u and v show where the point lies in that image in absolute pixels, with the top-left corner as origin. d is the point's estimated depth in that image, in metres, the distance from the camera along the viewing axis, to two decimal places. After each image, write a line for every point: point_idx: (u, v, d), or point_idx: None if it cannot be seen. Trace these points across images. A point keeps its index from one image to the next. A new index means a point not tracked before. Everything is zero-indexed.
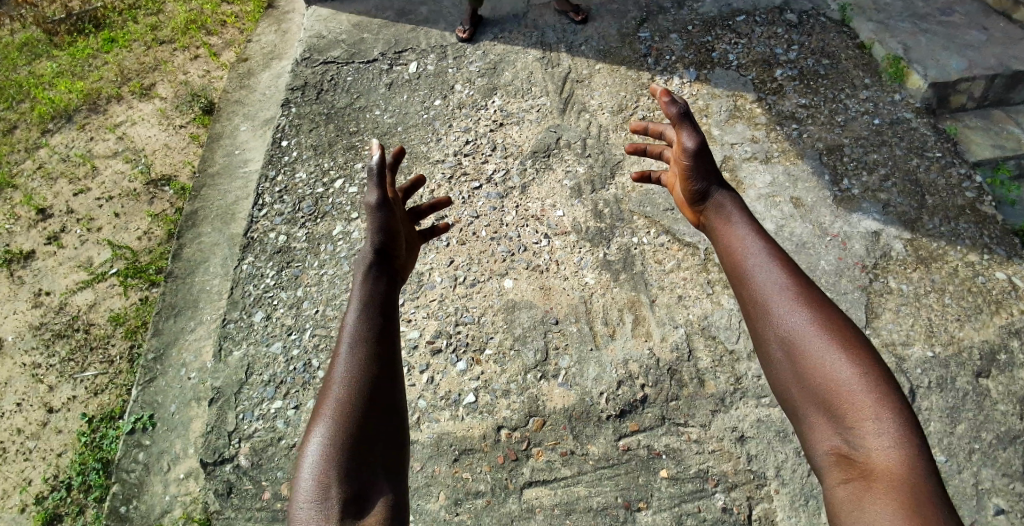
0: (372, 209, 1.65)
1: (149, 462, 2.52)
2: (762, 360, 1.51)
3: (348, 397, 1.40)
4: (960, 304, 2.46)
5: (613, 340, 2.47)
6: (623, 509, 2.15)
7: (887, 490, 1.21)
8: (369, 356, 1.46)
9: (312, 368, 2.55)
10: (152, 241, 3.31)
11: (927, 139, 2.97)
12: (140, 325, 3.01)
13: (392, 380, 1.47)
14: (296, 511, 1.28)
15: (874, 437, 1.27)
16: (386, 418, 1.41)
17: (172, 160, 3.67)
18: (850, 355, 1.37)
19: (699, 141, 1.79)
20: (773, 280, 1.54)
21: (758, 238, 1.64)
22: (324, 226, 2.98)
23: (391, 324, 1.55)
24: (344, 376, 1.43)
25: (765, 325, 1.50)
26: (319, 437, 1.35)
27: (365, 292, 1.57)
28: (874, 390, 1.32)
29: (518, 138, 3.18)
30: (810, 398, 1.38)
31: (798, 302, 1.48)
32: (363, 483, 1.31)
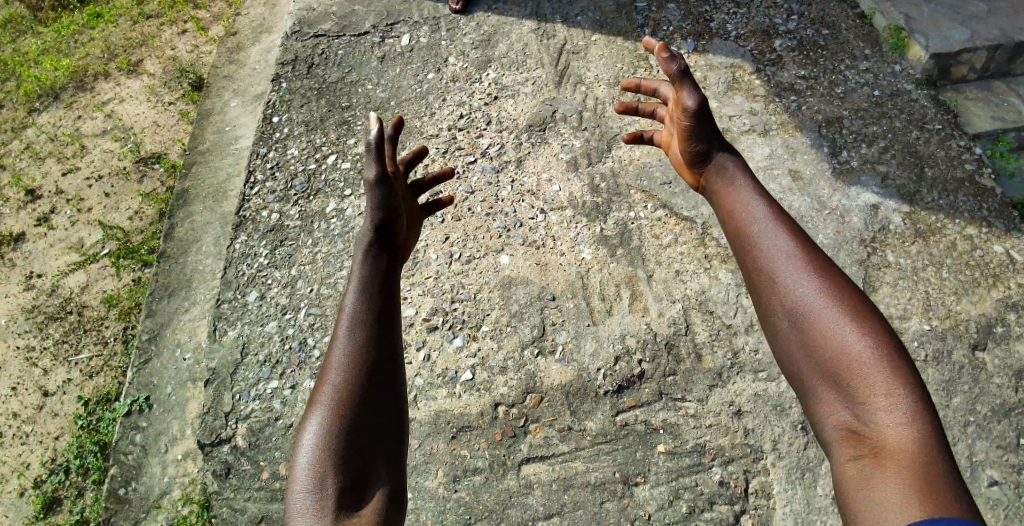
0: (371, 186, 1.62)
1: (146, 443, 2.52)
2: (769, 333, 1.50)
3: (347, 381, 1.39)
4: (957, 277, 2.45)
5: (610, 316, 2.46)
6: (621, 484, 2.16)
7: (898, 468, 1.20)
8: (370, 339, 1.45)
9: (308, 348, 2.54)
10: (144, 221, 3.27)
11: (928, 111, 2.93)
12: (133, 307, 2.99)
13: (393, 360, 1.46)
14: (292, 501, 1.28)
15: (884, 413, 1.26)
16: (385, 399, 1.40)
17: (161, 137, 3.61)
18: (861, 328, 1.35)
19: (700, 100, 1.75)
20: (781, 250, 1.51)
21: (765, 205, 1.61)
22: (316, 204, 2.94)
23: (391, 304, 1.53)
24: (343, 359, 1.42)
25: (774, 296, 1.48)
26: (315, 426, 1.34)
27: (365, 272, 1.56)
28: (885, 363, 1.31)
29: (514, 112, 3.13)
30: (818, 371, 1.37)
31: (807, 272, 1.46)
32: (359, 472, 1.31)
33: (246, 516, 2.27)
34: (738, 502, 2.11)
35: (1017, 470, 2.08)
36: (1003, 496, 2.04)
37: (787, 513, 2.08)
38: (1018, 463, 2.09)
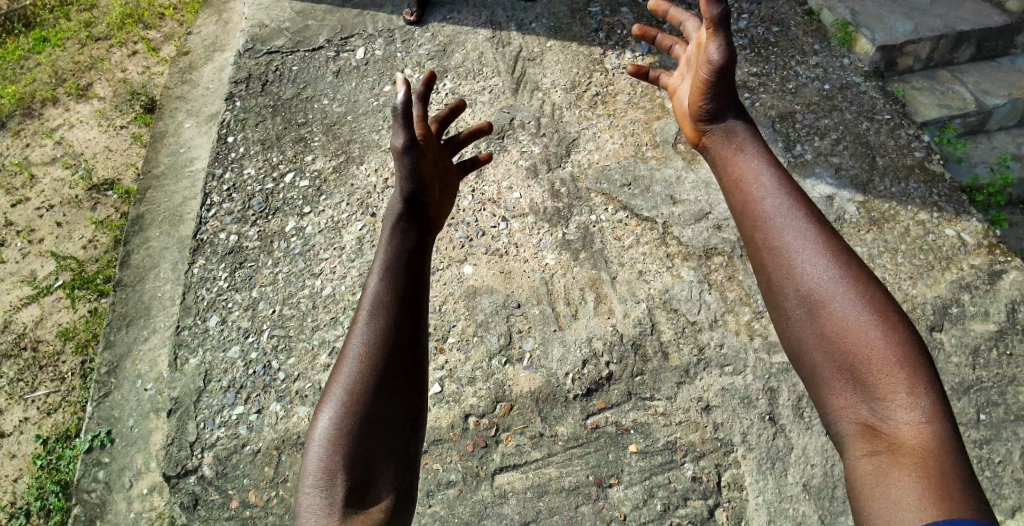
0: (399, 153, 1.51)
1: (110, 478, 2.45)
2: (776, 317, 1.41)
3: (360, 373, 1.33)
4: (912, 262, 2.50)
5: (576, 320, 2.46)
6: (595, 486, 2.15)
7: (916, 466, 1.12)
8: (389, 325, 1.38)
9: (273, 370, 2.50)
10: (98, 250, 3.19)
11: (876, 102, 3.00)
12: (91, 339, 2.91)
13: (416, 347, 1.39)
14: (302, 498, 1.24)
15: (901, 410, 1.19)
16: (401, 392, 1.34)
17: (113, 163, 3.53)
18: (880, 318, 1.27)
19: (727, 55, 1.64)
20: (799, 231, 1.43)
21: (779, 183, 1.53)
22: (276, 224, 2.90)
23: (418, 286, 1.45)
24: (360, 351, 1.35)
25: (788, 278, 1.39)
26: (332, 417, 1.29)
27: (392, 249, 1.47)
28: (905, 355, 1.23)
29: (472, 121, 3.13)
30: (832, 360, 1.29)
31: (823, 256, 1.37)
32: (369, 469, 1.26)
33: None
34: (712, 496, 2.12)
35: (979, 446, 2.13)
36: None
37: (759, 504, 2.09)
38: (979, 439, 2.14)
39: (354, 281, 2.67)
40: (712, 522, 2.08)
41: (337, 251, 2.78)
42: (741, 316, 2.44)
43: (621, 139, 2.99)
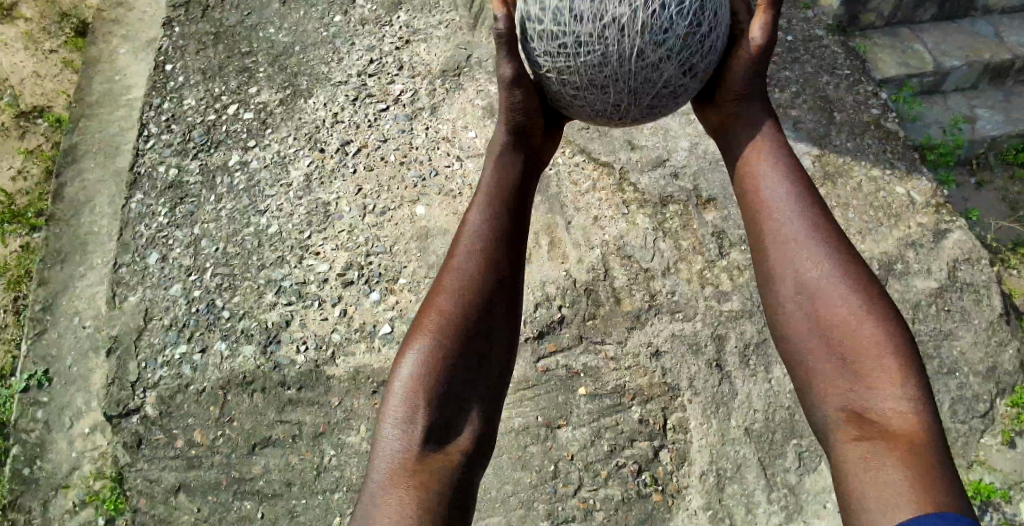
0: (507, 84, 1.37)
1: (49, 419, 2.37)
2: (767, 301, 1.28)
3: (451, 313, 1.19)
4: (862, 218, 2.55)
5: (530, 264, 2.45)
6: (544, 427, 2.18)
7: (904, 452, 1.02)
8: (485, 264, 1.24)
9: (217, 309, 2.43)
10: (29, 182, 3.02)
11: (837, 56, 3.00)
12: (23, 275, 2.78)
13: (513, 293, 1.26)
14: (382, 428, 1.12)
15: (888, 398, 1.10)
16: (497, 333, 1.21)
17: (42, 89, 3.30)
18: (875, 309, 1.17)
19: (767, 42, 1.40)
20: (797, 210, 1.29)
21: (778, 156, 1.37)
22: (219, 157, 2.77)
23: (516, 222, 1.31)
24: (459, 283, 1.22)
25: (782, 260, 1.26)
26: (419, 352, 1.16)
27: (496, 177, 1.36)
28: (896, 348, 1.13)
29: (427, 57, 3.01)
30: (826, 347, 1.17)
31: (822, 239, 1.25)
32: (455, 409, 1.14)
33: (161, 486, 2.18)
34: (657, 438, 2.17)
35: None
36: None
37: (702, 447, 2.15)
38: None
39: (302, 220, 2.59)
40: (656, 462, 2.14)
41: (283, 188, 2.67)
42: (693, 264, 2.46)
43: None
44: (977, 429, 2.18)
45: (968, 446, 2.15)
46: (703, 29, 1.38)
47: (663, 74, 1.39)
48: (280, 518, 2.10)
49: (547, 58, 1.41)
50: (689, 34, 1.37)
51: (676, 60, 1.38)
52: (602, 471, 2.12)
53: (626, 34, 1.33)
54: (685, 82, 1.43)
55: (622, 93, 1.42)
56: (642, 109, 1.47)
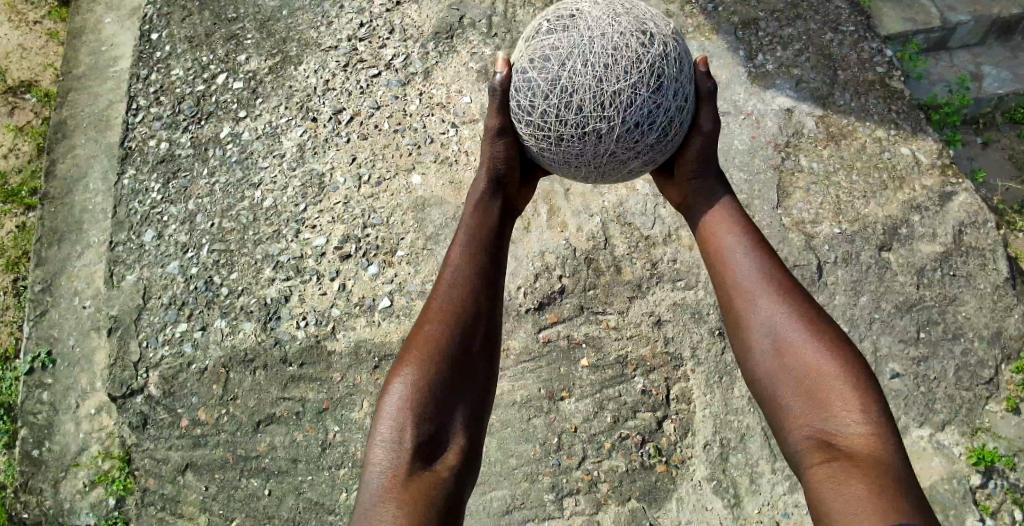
0: (493, 133, 1.53)
1: (55, 400, 2.38)
2: (736, 346, 1.33)
3: (436, 339, 1.26)
4: (866, 180, 2.51)
5: (529, 233, 2.42)
6: (547, 399, 2.18)
7: (866, 471, 1.05)
8: (466, 297, 1.33)
9: (215, 286, 2.41)
10: (21, 160, 2.97)
11: (841, 12, 2.91)
12: (21, 256, 2.76)
13: (494, 325, 1.35)
14: (370, 451, 1.15)
15: (848, 423, 1.13)
16: (480, 364, 1.28)
17: (28, 64, 3.22)
18: (832, 348, 1.22)
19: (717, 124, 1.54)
20: (755, 265, 1.37)
21: (736, 222, 1.47)
22: (209, 129, 2.73)
23: (496, 263, 1.42)
24: (442, 312, 1.30)
25: (747, 308, 1.33)
26: (406, 376, 1.21)
27: (476, 220, 1.48)
28: (854, 380, 1.17)
29: (418, 18, 2.92)
30: (789, 378, 1.22)
31: (777, 288, 1.32)
32: (441, 428, 1.17)
33: (169, 465, 2.20)
34: (661, 408, 2.17)
35: (917, 363, 2.21)
36: (903, 387, 2.18)
37: (706, 417, 2.15)
38: (918, 356, 2.22)
39: (296, 192, 2.55)
40: (660, 432, 2.14)
41: (276, 159, 2.62)
42: None
43: None
44: (981, 396, 2.17)
45: (973, 413, 2.15)
46: (663, 125, 1.47)
47: (610, 148, 1.48)
48: (287, 494, 2.12)
49: (523, 109, 1.49)
50: (649, 127, 1.46)
51: (625, 142, 1.47)
52: (606, 443, 2.13)
53: (607, 109, 1.43)
54: (629, 162, 1.52)
55: (571, 154, 1.51)
56: (587, 172, 1.56)
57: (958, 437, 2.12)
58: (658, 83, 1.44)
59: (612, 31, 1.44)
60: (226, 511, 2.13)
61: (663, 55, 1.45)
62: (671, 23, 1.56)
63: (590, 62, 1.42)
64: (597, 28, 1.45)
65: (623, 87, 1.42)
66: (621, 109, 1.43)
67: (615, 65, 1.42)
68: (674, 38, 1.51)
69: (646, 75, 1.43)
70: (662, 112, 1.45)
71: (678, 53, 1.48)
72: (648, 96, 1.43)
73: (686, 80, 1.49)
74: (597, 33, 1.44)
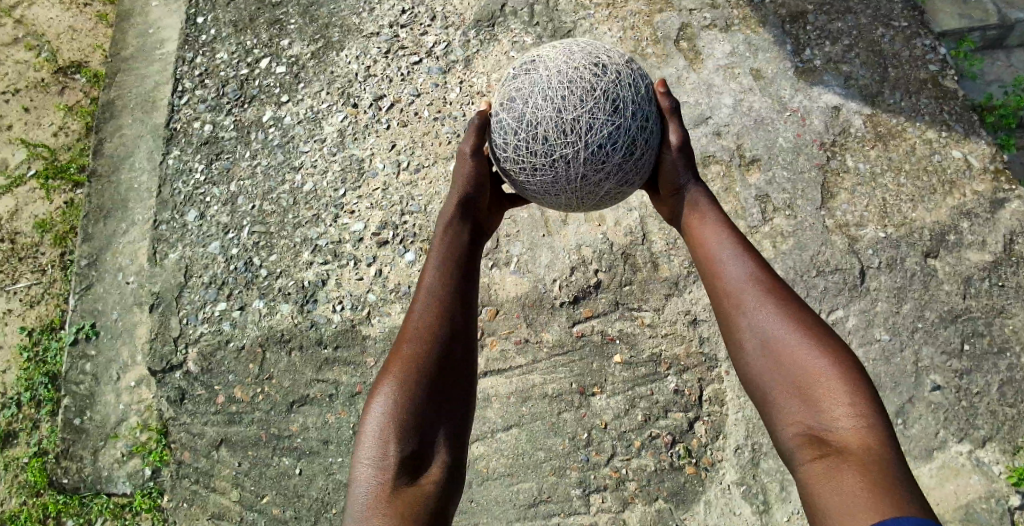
0: (467, 157, 1.61)
1: (97, 372, 2.45)
2: (732, 356, 1.35)
3: (418, 358, 1.30)
4: (914, 184, 2.44)
5: (566, 225, 2.41)
6: (578, 394, 2.18)
7: (863, 469, 1.07)
8: (444, 316, 1.38)
9: (254, 267, 2.46)
10: (70, 138, 3.05)
11: (894, 6, 2.81)
12: (69, 231, 2.84)
13: (468, 341, 1.39)
14: (356, 470, 1.20)
15: (842, 420, 1.15)
16: (457, 376, 1.33)
17: (79, 44, 3.30)
18: (823, 345, 1.24)
19: (684, 136, 1.63)
20: (744, 273, 1.39)
21: (726, 229, 1.49)
22: (252, 112, 2.76)
23: (471, 277, 1.48)
24: (421, 331, 1.35)
25: (739, 316, 1.34)
26: (387, 395, 1.26)
27: (449, 241, 1.51)
28: (847, 377, 1.19)
29: (460, 6, 2.90)
30: (782, 386, 1.24)
31: (768, 294, 1.34)
32: (423, 441, 1.23)
33: (204, 440, 2.26)
34: (693, 409, 2.15)
35: (959, 375, 2.15)
36: (944, 400, 2.13)
37: (739, 419, 2.12)
38: (960, 368, 2.16)
39: (336, 177, 2.57)
40: (691, 433, 2.12)
41: (317, 144, 2.65)
42: None
43: (621, 32, 2.79)
44: None
45: (1016, 431, 2.08)
46: (625, 145, 1.57)
47: (581, 172, 1.58)
48: (318, 475, 2.16)
49: (500, 147, 1.64)
50: (612, 148, 1.56)
51: (594, 164, 1.57)
52: (636, 441, 2.12)
53: (570, 136, 1.55)
54: (603, 184, 1.62)
55: (547, 182, 1.62)
56: (567, 198, 1.66)
57: (999, 455, 2.05)
58: (614, 106, 1.55)
59: (567, 67, 1.58)
60: (258, 489, 2.18)
61: (617, 82, 1.58)
62: (627, 54, 1.69)
63: (548, 96, 1.56)
64: (555, 67, 1.60)
65: (580, 113, 1.54)
66: (582, 133, 1.55)
67: (571, 95, 1.55)
68: (627, 67, 1.63)
69: (600, 100, 1.55)
70: (622, 132, 1.56)
71: (631, 80, 1.60)
72: (605, 119, 1.55)
73: (642, 101, 1.60)
74: (553, 71, 1.58)
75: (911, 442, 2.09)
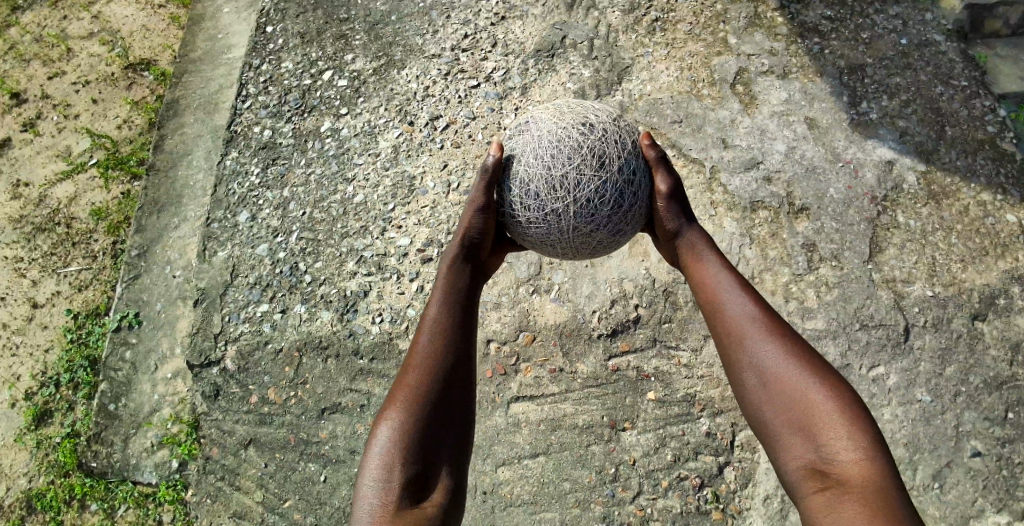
0: (476, 207, 1.61)
1: (136, 360, 2.50)
2: (734, 390, 1.43)
3: (422, 386, 1.37)
4: (966, 245, 2.40)
5: (609, 258, 2.41)
6: (609, 428, 2.17)
7: (862, 499, 1.16)
8: (447, 347, 1.44)
9: (299, 272, 2.50)
10: (133, 131, 3.16)
11: (954, 65, 2.79)
12: (123, 221, 2.92)
13: (468, 370, 1.45)
14: (361, 489, 1.28)
15: (843, 451, 1.24)
16: (460, 404, 1.39)
17: (150, 43, 3.43)
18: (822, 380, 1.33)
19: (674, 184, 1.66)
20: (745, 311, 1.46)
21: (725, 268, 1.56)
22: (311, 122, 2.83)
23: (471, 315, 1.51)
24: (425, 361, 1.41)
25: (741, 353, 1.42)
26: (392, 420, 1.33)
27: (450, 280, 1.54)
28: (846, 410, 1.28)
29: (521, 35, 2.96)
30: (782, 420, 1.32)
31: (768, 332, 1.41)
32: (426, 466, 1.30)
33: (234, 438, 2.29)
34: (723, 453, 2.12)
35: (1001, 444, 2.10)
36: (984, 467, 2.07)
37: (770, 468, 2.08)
38: (1003, 437, 2.10)
39: (386, 191, 2.62)
40: (720, 478, 2.09)
41: (371, 157, 2.71)
42: (779, 276, 2.36)
43: (678, 72, 2.82)
44: None
45: None
46: (613, 199, 1.63)
47: (572, 225, 1.65)
48: (342, 483, 2.17)
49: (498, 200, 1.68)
50: (600, 202, 1.63)
51: (583, 219, 1.64)
52: (663, 481, 2.10)
53: (559, 192, 1.62)
54: (594, 236, 1.68)
55: (543, 234, 1.67)
56: (562, 248, 1.72)
57: None
58: (600, 163, 1.62)
59: (556, 126, 1.66)
60: (281, 492, 2.19)
61: (604, 139, 1.64)
62: (617, 110, 1.75)
63: (539, 155, 1.63)
64: (545, 127, 1.67)
65: (567, 170, 1.61)
66: (571, 189, 1.62)
67: (560, 153, 1.62)
68: (615, 122, 1.69)
69: (587, 158, 1.62)
70: (609, 187, 1.62)
71: (618, 136, 1.66)
72: (592, 175, 1.62)
73: (629, 156, 1.65)
74: (542, 131, 1.66)
75: (947, 508, 2.03)
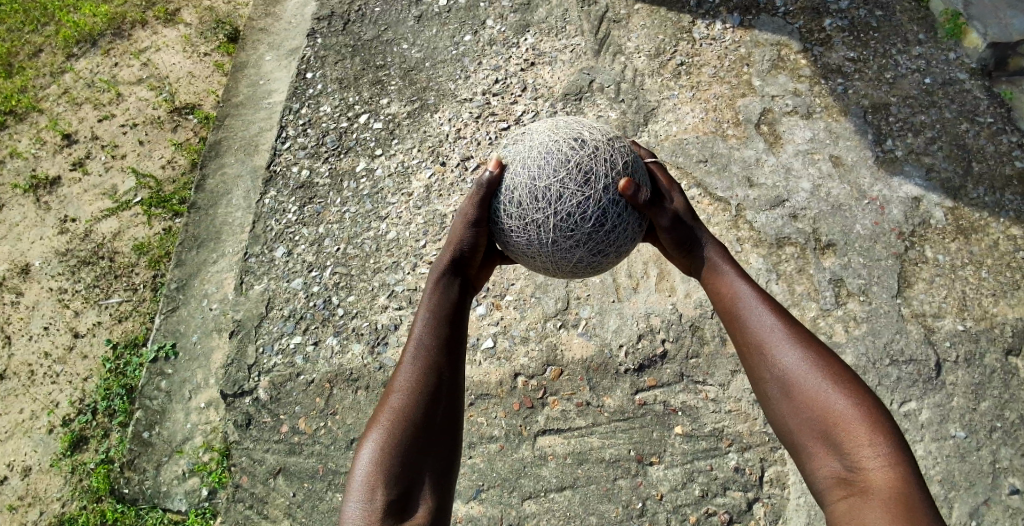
0: (467, 223, 1.67)
1: (171, 389, 2.57)
2: (758, 398, 1.44)
3: (408, 406, 1.39)
4: (997, 279, 2.38)
5: (636, 293, 2.44)
6: (636, 462, 2.16)
7: (885, 508, 1.17)
8: (430, 367, 1.46)
9: (332, 306, 2.57)
10: (176, 171, 3.30)
11: (980, 103, 2.80)
12: (163, 255, 3.04)
13: (454, 387, 1.46)
14: (346, 507, 1.30)
15: (867, 460, 1.24)
16: (446, 420, 1.41)
17: (196, 89, 3.61)
18: (845, 387, 1.32)
19: (673, 216, 1.64)
20: (766, 321, 1.46)
21: (744, 279, 1.56)
22: (347, 162, 2.94)
23: (457, 332, 1.54)
24: (409, 381, 1.43)
25: (762, 364, 1.43)
26: (375, 441, 1.35)
27: (435, 297, 1.57)
28: (870, 418, 1.28)
29: (550, 80, 3.06)
30: (806, 429, 1.33)
31: (789, 341, 1.41)
32: (412, 486, 1.31)
33: (264, 466, 2.32)
34: (752, 489, 2.09)
35: None
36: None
37: (800, 505, 2.05)
38: None
39: (418, 229, 2.69)
40: (749, 514, 2.06)
41: (404, 197, 2.79)
42: (806, 311, 2.36)
43: (703, 114, 2.88)
44: None
45: None
46: (594, 215, 1.65)
47: (551, 237, 1.68)
48: None
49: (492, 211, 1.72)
50: (581, 218, 1.65)
51: (562, 233, 1.67)
52: (691, 516, 2.07)
53: (540, 205, 1.65)
54: (574, 251, 1.70)
55: (523, 243, 1.71)
56: (543, 261, 1.74)
57: None
58: (585, 178, 1.65)
59: (549, 139, 1.70)
60: (308, 521, 2.21)
61: (593, 156, 1.67)
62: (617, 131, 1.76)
63: (527, 164, 1.68)
64: (538, 140, 1.71)
65: (552, 182, 1.65)
66: (552, 201, 1.65)
67: (546, 165, 1.66)
68: (608, 142, 1.70)
69: (572, 173, 1.65)
70: (591, 204, 1.65)
71: (609, 155, 1.68)
72: (575, 190, 1.65)
73: (617, 174, 1.67)
74: (535, 141, 1.71)
75: None
